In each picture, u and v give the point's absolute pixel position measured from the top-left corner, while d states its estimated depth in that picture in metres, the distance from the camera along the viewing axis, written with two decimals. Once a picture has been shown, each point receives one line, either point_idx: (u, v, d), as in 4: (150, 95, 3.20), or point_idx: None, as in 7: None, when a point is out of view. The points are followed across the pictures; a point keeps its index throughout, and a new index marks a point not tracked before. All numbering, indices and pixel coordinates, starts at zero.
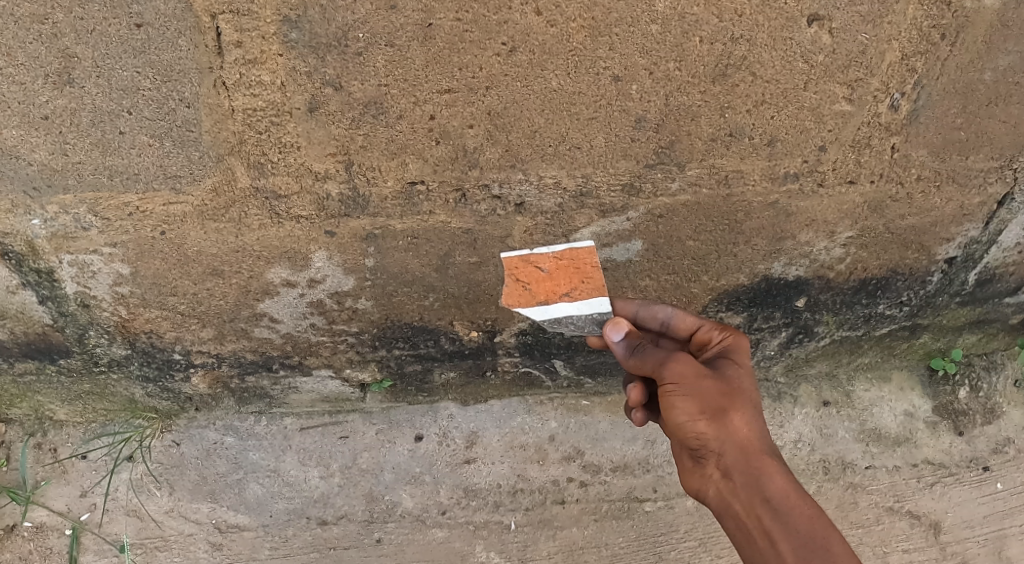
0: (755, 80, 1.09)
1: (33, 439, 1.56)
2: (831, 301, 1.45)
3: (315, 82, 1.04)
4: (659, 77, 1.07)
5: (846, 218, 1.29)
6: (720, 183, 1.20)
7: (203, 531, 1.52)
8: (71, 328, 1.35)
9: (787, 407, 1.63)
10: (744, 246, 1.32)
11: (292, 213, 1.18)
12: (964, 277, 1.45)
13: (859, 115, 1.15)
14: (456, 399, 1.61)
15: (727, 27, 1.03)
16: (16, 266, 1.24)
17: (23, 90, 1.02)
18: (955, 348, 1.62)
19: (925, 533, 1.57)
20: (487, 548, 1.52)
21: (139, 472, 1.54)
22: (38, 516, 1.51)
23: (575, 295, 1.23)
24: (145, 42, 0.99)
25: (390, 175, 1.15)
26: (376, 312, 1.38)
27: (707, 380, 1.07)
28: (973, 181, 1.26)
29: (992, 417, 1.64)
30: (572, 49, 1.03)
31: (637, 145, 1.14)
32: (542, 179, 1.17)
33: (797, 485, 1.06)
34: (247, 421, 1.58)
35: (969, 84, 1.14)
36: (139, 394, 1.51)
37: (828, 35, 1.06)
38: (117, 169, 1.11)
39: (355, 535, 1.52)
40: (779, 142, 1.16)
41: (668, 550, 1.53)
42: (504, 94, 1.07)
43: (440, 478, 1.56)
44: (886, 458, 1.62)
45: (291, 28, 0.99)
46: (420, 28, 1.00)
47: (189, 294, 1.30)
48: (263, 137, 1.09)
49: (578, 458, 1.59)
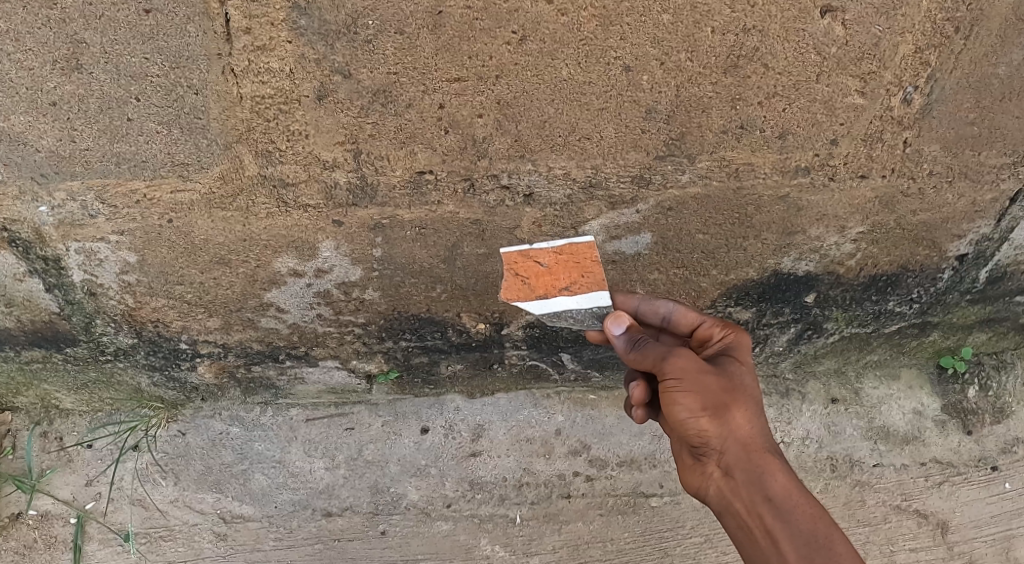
0: (767, 72, 1.08)
1: (39, 428, 1.56)
2: (841, 297, 1.44)
3: (324, 70, 1.04)
4: (670, 68, 1.06)
5: (857, 213, 1.27)
6: (731, 176, 1.19)
7: (208, 521, 1.51)
8: (78, 316, 1.35)
9: (795, 404, 1.62)
10: (753, 240, 1.30)
11: (300, 202, 1.17)
12: (975, 275, 1.43)
13: (872, 109, 1.14)
14: (462, 392, 1.60)
15: (740, 18, 1.02)
16: (24, 253, 1.24)
17: (31, 76, 1.03)
18: (965, 346, 1.61)
19: (932, 533, 1.56)
20: (492, 542, 1.52)
21: (145, 462, 1.54)
22: (43, 505, 1.51)
23: (575, 289, 1.25)
24: (154, 28, 0.99)
25: (399, 164, 1.14)
26: (382, 303, 1.38)
27: (708, 376, 1.07)
28: (985, 178, 1.25)
29: (1001, 417, 1.63)
30: (582, 38, 1.03)
31: (647, 136, 1.13)
32: (552, 169, 1.16)
33: (799, 483, 1.05)
34: (253, 411, 1.57)
35: (982, 78, 1.13)
36: (145, 383, 1.51)
37: (841, 27, 1.05)
38: (125, 156, 1.11)
39: (360, 527, 1.52)
40: (791, 135, 1.15)
41: (674, 546, 1.52)
42: (514, 83, 1.07)
43: (446, 471, 1.56)
44: (893, 457, 1.60)
45: (301, 14, 0.99)
46: (430, 16, 0.99)
47: (196, 282, 1.30)
48: (272, 125, 1.09)
49: (585, 452, 1.58)
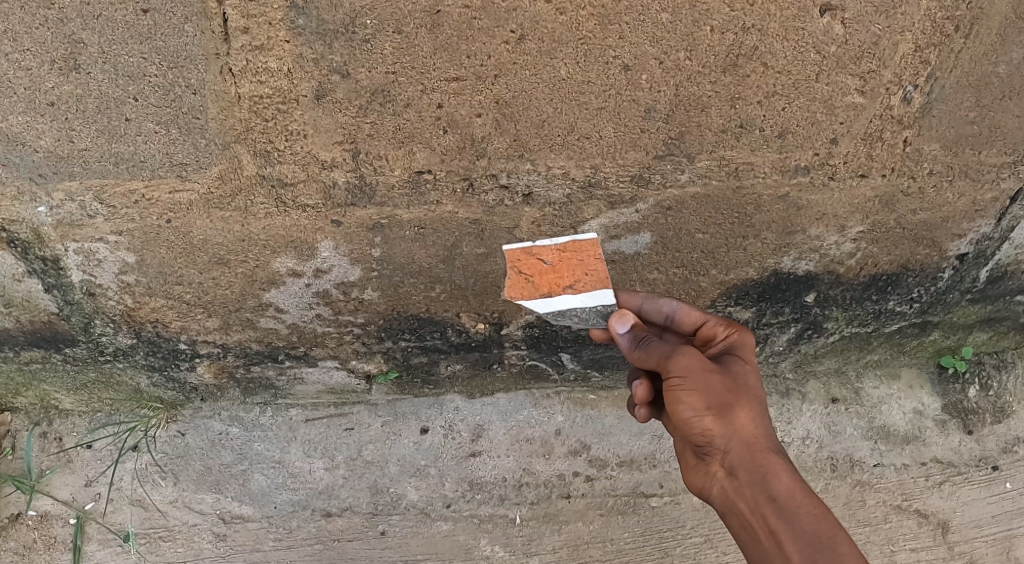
0: (766, 71, 1.08)
1: (38, 428, 1.56)
2: (841, 296, 1.44)
3: (322, 70, 1.04)
4: (668, 67, 1.06)
5: (857, 212, 1.27)
6: (730, 175, 1.19)
7: (208, 521, 1.51)
8: (77, 316, 1.35)
9: (796, 404, 1.62)
10: (753, 239, 1.30)
11: (299, 202, 1.17)
12: (975, 274, 1.43)
13: (871, 108, 1.14)
14: (462, 392, 1.60)
15: (739, 16, 1.02)
16: (22, 254, 1.24)
17: (28, 76, 1.02)
18: (965, 346, 1.60)
19: (933, 532, 1.55)
20: (491, 542, 1.52)
21: (144, 462, 1.54)
22: (42, 505, 1.51)
23: (579, 287, 1.21)
24: (151, 28, 0.99)
25: (397, 164, 1.14)
26: (381, 304, 1.38)
27: (713, 375, 1.06)
28: (986, 177, 1.25)
29: (1001, 416, 1.62)
30: (581, 37, 1.03)
31: (646, 135, 1.13)
32: (551, 169, 1.16)
33: (803, 484, 1.05)
34: (253, 412, 1.57)
35: (982, 77, 1.13)
36: (144, 384, 1.51)
37: (840, 26, 1.04)
38: (123, 156, 1.11)
39: (360, 527, 1.51)
40: (791, 134, 1.15)
41: (674, 546, 1.52)
42: (513, 82, 1.06)
43: (446, 471, 1.56)
44: (894, 456, 1.60)
45: (298, 14, 0.98)
46: (428, 15, 0.99)
47: (195, 283, 1.30)
48: (270, 125, 1.09)
49: (584, 452, 1.58)
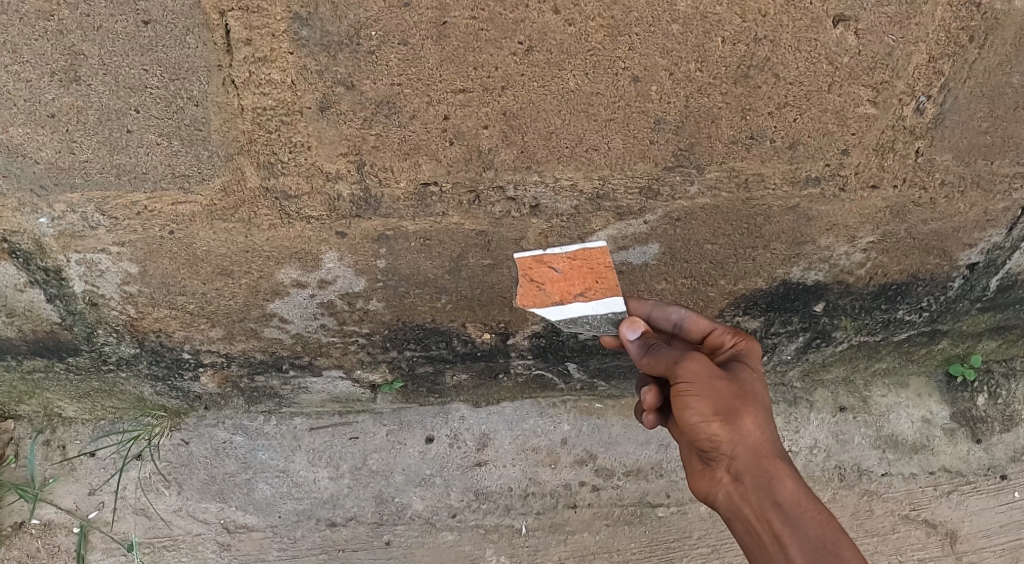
0: (778, 82, 1.06)
1: (41, 436, 1.55)
2: (850, 306, 1.42)
3: (326, 81, 1.02)
4: (679, 78, 1.05)
5: (868, 222, 1.25)
6: (741, 187, 1.17)
7: (212, 531, 1.51)
8: (80, 326, 1.34)
9: (803, 412, 1.61)
10: (763, 250, 1.29)
11: (303, 214, 1.16)
12: (986, 283, 1.41)
13: (884, 118, 1.12)
14: (468, 401, 1.59)
15: (750, 27, 1.00)
16: (24, 264, 1.22)
17: (28, 87, 1.01)
18: (974, 354, 1.59)
19: (940, 542, 1.55)
20: (497, 552, 1.51)
21: (148, 471, 1.53)
22: (45, 514, 1.50)
23: (589, 295, 1.21)
24: (152, 39, 0.97)
25: (402, 176, 1.12)
26: (387, 313, 1.36)
27: (720, 381, 1.05)
28: (998, 187, 1.23)
29: (1011, 425, 1.61)
30: (590, 49, 1.01)
31: (655, 147, 1.11)
32: (558, 181, 1.14)
33: (807, 490, 1.04)
34: (257, 420, 1.56)
35: (996, 88, 1.11)
36: (148, 392, 1.50)
37: (853, 36, 1.03)
38: (125, 168, 1.09)
39: (365, 537, 1.51)
40: (802, 145, 1.13)
41: (680, 556, 1.52)
42: (520, 94, 1.05)
43: (451, 480, 1.55)
44: (902, 465, 1.59)
45: (302, 25, 0.97)
46: (434, 26, 0.98)
47: (198, 293, 1.28)
48: (274, 136, 1.07)
49: (591, 461, 1.57)
